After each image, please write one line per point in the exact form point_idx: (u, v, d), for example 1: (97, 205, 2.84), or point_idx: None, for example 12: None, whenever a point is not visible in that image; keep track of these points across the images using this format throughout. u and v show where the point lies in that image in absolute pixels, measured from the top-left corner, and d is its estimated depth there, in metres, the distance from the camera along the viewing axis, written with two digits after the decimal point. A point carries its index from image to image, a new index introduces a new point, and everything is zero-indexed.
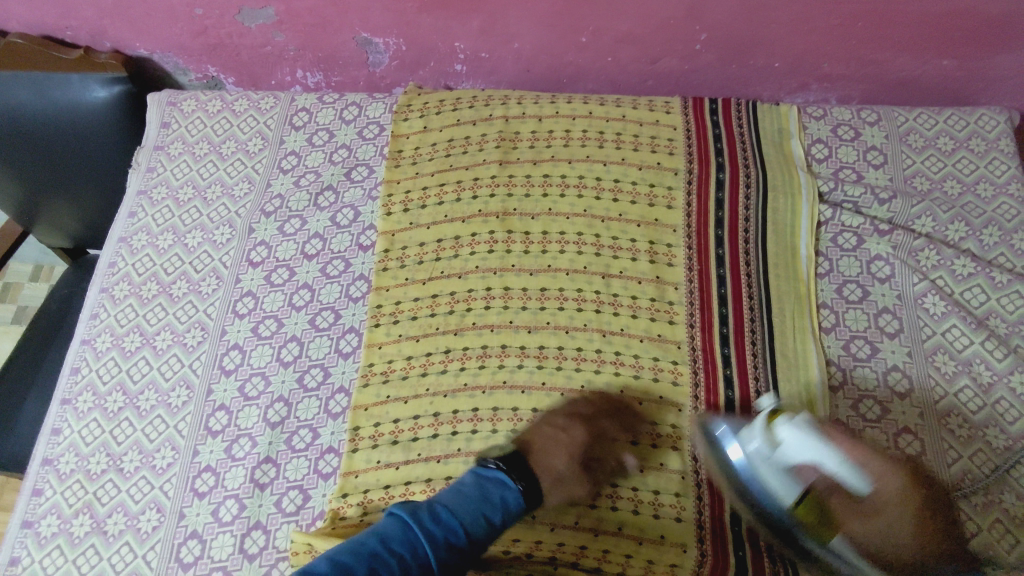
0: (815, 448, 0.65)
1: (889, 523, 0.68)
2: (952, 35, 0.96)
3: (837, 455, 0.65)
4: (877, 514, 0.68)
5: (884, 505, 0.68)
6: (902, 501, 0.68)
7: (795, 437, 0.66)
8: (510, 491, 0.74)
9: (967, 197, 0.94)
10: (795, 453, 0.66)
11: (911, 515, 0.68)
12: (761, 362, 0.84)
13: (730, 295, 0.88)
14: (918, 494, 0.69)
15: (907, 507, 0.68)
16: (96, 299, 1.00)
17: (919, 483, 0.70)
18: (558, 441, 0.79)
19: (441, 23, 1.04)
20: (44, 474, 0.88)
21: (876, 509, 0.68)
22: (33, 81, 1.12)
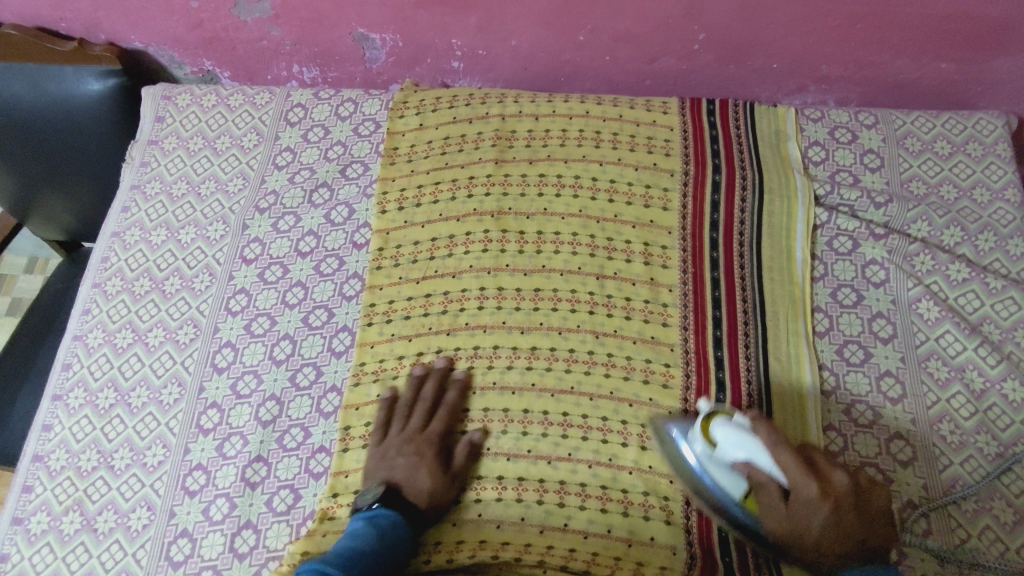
0: (748, 444, 0.71)
1: (804, 532, 0.69)
2: (950, 38, 0.95)
3: (768, 455, 0.71)
4: (795, 520, 0.70)
5: (801, 515, 0.69)
6: (818, 518, 0.68)
7: (729, 434, 0.72)
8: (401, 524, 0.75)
9: (963, 202, 0.94)
10: (730, 451, 0.72)
11: (826, 530, 0.69)
12: (753, 364, 0.84)
13: (724, 298, 0.88)
14: (839, 512, 0.69)
15: (822, 521, 0.68)
16: (89, 295, 0.99)
17: (846, 502, 0.69)
18: (415, 462, 0.79)
19: (438, 19, 1.03)
20: (34, 471, 0.88)
21: (795, 518, 0.69)
22: (27, 74, 1.11)
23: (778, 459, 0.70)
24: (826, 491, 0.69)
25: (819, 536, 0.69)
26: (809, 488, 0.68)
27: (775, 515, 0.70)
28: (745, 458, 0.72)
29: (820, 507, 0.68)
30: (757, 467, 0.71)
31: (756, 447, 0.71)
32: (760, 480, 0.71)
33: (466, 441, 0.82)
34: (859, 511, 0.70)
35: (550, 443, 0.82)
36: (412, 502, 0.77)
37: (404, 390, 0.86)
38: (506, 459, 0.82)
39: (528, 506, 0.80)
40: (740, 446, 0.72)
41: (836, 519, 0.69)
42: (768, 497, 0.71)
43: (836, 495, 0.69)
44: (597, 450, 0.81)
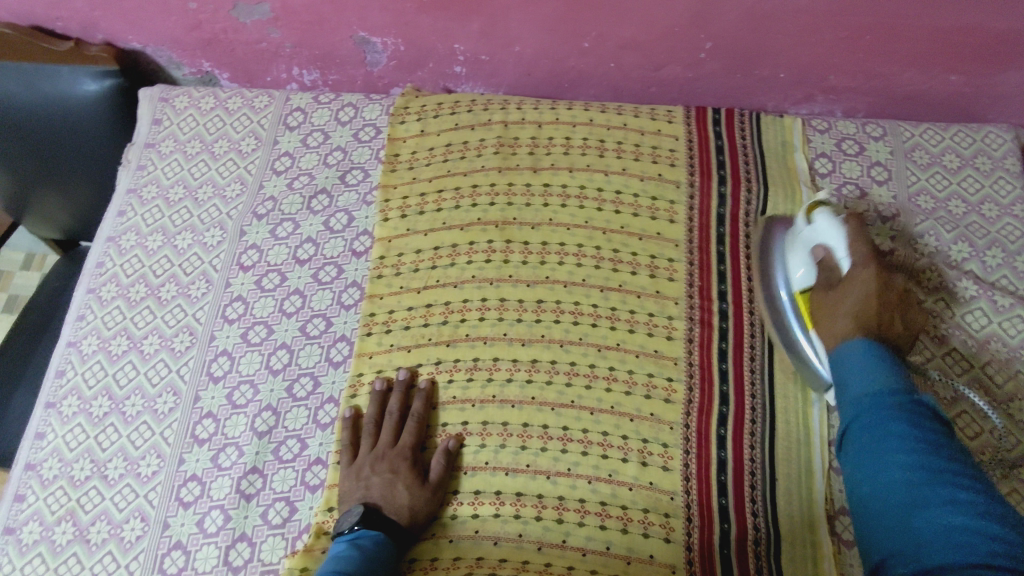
0: (835, 233, 0.81)
1: (837, 309, 0.76)
2: (960, 51, 0.94)
3: (847, 246, 0.79)
4: (836, 297, 0.77)
5: (842, 294, 0.77)
6: (857, 295, 0.75)
7: (823, 223, 0.82)
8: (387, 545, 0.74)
9: (971, 217, 0.93)
10: (817, 235, 0.83)
11: (855, 307, 0.75)
12: (757, 379, 0.84)
13: (730, 312, 0.87)
14: (877, 302, 0.74)
15: (857, 301, 0.75)
16: (84, 300, 0.98)
17: (892, 299, 0.75)
18: (392, 479, 0.79)
19: (441, 24, 1.02)
20: (26, 480, 0.87)
21: (835, 298, 0.77)
22: (22, 74, 1.09)
23: (851, 251, 0.79)
24: (878, 281, 0.75)
25: (845, 312, 0.75)
26: (864, 271, 0.76)
27: (821, 294, 0.79)
28: (826, 243, 0.81)
29: (861, 288, 0.75)
30: (833, 253, 0.80)
31: (837, 238, 0.80)
32: (826, 264, 0.80)
33: (442, 449, 0.81)
34: (895, 311, 0.74)
35: (549, 458, 0.81)
36: (393, 519, 0.77)
37: (368, 407, 0.85)
38: (504, 474, 0.81)
39: (526, 522, 0.78)
40: (826, 233, 0.81)
41: (870, 301, 0.74)
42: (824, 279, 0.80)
43: (886, 287, 0.75)
44: (597, 465, 0.80)
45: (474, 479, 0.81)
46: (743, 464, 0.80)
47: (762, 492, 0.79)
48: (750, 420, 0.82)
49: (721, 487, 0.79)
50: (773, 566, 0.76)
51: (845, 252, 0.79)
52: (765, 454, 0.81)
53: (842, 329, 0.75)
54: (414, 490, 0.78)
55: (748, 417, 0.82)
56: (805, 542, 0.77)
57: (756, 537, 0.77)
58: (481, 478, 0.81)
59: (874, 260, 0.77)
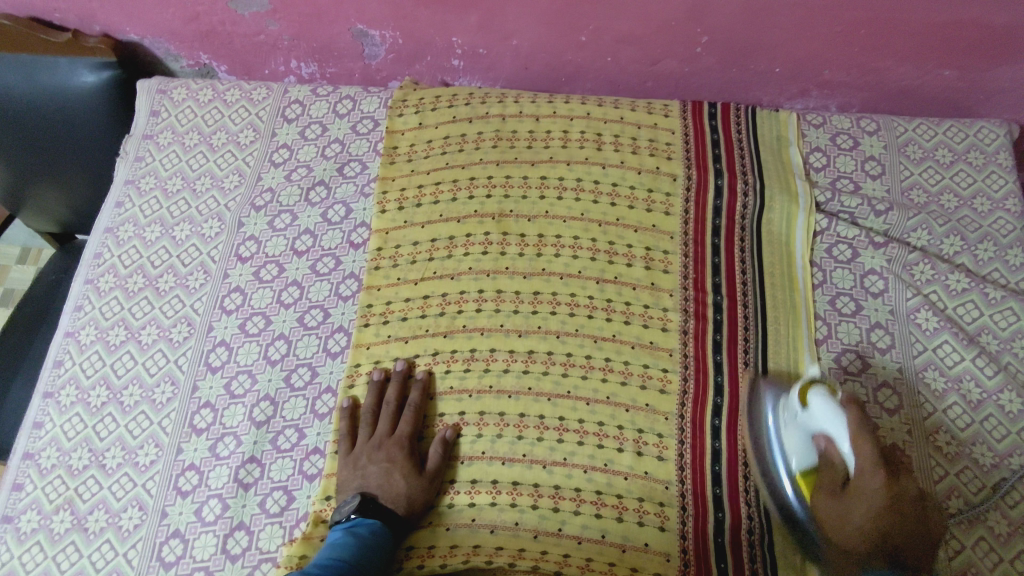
0: (837, 423, 0.72)
1: (845, 523, 0.70)
2: (953, 46, 0.95)
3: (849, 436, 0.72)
4: (845, 507, 0.71)
5: (851, 505, 0.70)
6: (865, 511, 0.69)
7: (821, 403, 0.74)
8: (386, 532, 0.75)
9: (963, 211, 0.94)
10: (817, 420, 0.74)
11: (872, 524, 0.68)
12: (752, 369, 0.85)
13: (725, 303, 0.88)
14: (889, 518, 0.68)
15: (868, 517, 0.69)
16: (81, 291, 0.98)
17: (905, 509, 0.69)
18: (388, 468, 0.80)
19: (438, 17, 1.02)
20: (24, 469, 0.87)
21: (844, 505, 0.71)
22: (23, 65, 1.09)
23: (855, 445, 0.71)
24: (888, 491, 0.69)
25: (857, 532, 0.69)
26: (873, 481, 0.69)
27: (828, 499, 0.72)
28: (824, 428, 0.73)
29: (872, 501, 0.69)
30: (835, 446, 0.73)
31: (839, 423, 0.72)
32: (831, 456, 0.73)
33: (439, 439, 0.82)
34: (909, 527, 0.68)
35: (546, 448, 0.81)
36: (390, 509, 0.77)
37: (366, 397, 0.86)
38: (501, 463, 0.81)
39: (523, 511, 0.79)
40: (827, 417, 0.73)
41: (882, 517, 0.68)
42: (830, 476, 0.73)
43: (896, 497, 0.69)
44: (592, 455, 0.81)
45: (470, 468, 0.82)
46: (737, 455, 0.81)
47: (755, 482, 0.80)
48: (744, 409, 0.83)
49: (715, 477, 0.80)
50: (767, 556, 0.77)
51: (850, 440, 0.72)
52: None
53: (858, 554, 0.69)
54: (409, 479, 0.79)
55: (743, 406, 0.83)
56: None
57: (750, 526, 0.78)
58: (477, 468, 0.81)
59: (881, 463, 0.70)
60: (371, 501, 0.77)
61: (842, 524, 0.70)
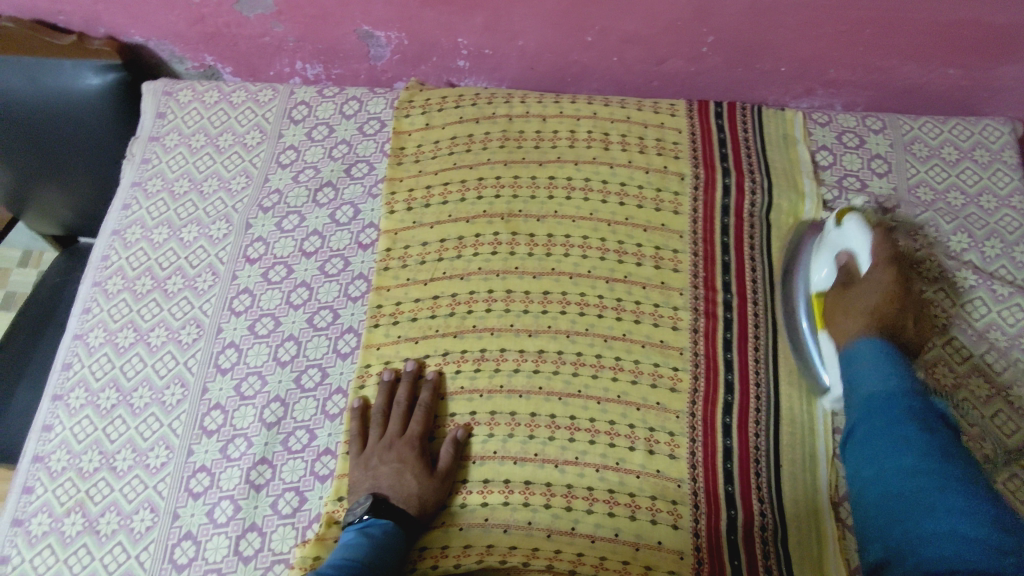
0: (860, 239, 0.84)
1: (851, 309, 0.81)
2: (957, 45, 0.95)
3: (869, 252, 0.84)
4: (851, 294, 0.82)
5: (857, 293, 0.82)
6: (871, 296, 0.81)
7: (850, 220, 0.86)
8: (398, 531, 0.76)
9: (969, 208, 0.95)
10: (842, 239, 0.86)
11: (875, 308, 0.80)
12: (762, 368, 0.85)
13: (734, 301, 0.89)
14: (888, 304, 0.80)
15: (872, 302, 0.80)
16: (89, 293, 0.98)
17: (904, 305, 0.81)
18: (400, 468, 0.79)
19: (444, 18, 1.02)
20: (34, 472, 0.87)
21: (851, 295, 0.82)
22: (26, 68, 1.09)
23: (869, 254, 0.84)
24: (891, 285, 0.82)
25: (861, 313, 0.80)
26: (878, 274, 0.82)
27: (836, 291, 0.84)
28: (846, 243, 0.85)
29: (876, 290, 0.81)
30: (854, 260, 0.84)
31: (862, 238, 0.84)
32: (847, 268, 0.85)
33: (450, 438, 0.82)
34: (902, 317, 0.80)
35: (558, 447, 0.82)
36: (402, 508, 0.77)
37: (377, 398, 0.86)
38: (513, 463, 0.81)
39: (536, 510, 0.79)
40: (852, 235, 0.85)
41: (884, 302, 0.80)
42: (842, 279, 0.84)
43: (897, 294, 0.81)
44: (604, 454, 0.81)
45: (482, 468, 0.82)
46: (748, 452, 0.81)
47: (766, 478, 0.80)
48: (755, 410, 0.83)
49: (727, 474, 0.80)
50: (780, 553, 0.77)
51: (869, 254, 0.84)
52: (769, 442, 0.82)
53: (855, 329, 0.79)
54: (421, 477, 0.79)
55: (753, 406, 0.83)
56: (812, 529, 0.78)
57: (763, 523, 0.78)
58: (489, 468, 0.82)
59: (888, 265, 0.83)
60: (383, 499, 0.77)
61: (845, 308, 0.82)
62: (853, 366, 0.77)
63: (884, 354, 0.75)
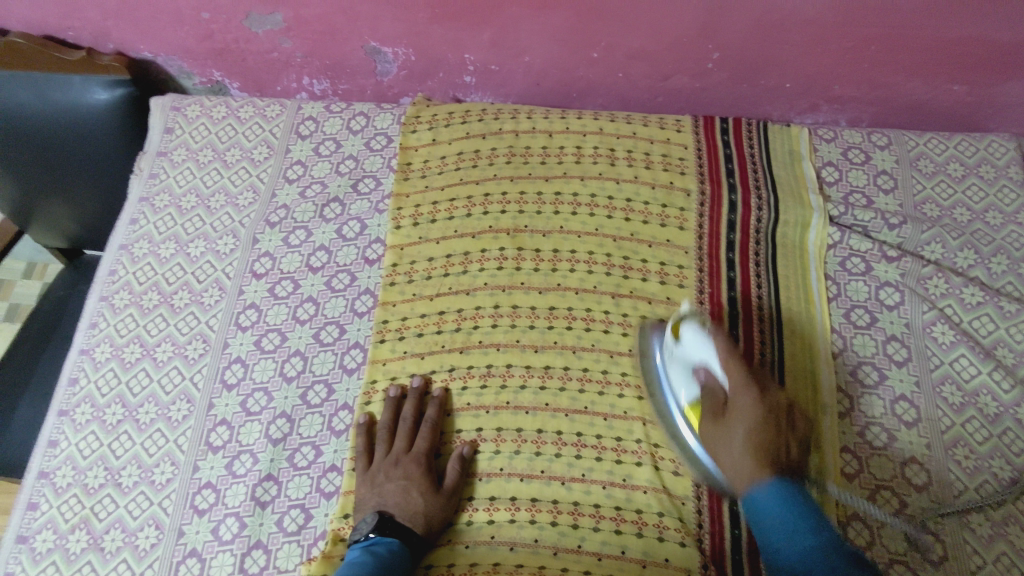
0: (703, 351, 0.75)
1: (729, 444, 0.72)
2: (962, 62, 0.96)
3: (719, 363, 0.74)
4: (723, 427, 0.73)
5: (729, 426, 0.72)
6: (744, 430, 0.71)
7: (691, 335, 0.77)
8: (403, 550, 0.74)
9: (976, 225, 0.95)
10: (692, 353, 0.77)
11: (750, 443, 0.70)
12: (768, 348, 0.86)
13: (740, 287, 0.90)
14: (766, 430, 0.70)
15: (749, 435, 0.70)
16: (96, 307, 0.98)
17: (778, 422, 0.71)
18: (406, 485, 0.79)
19: (451, 34, 1.03)
20: (39, 488, 0.87)
21: (727, 426, 0.72)
22: (34, 83, 1.08)
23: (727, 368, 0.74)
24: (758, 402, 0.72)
25: (739, 451, 0.71)
26: (747, 395, 0.72)
27: (711, 426, 0.74)
28: (698, 358, 0.76)
29: (748, 418, 0.71)
30: (710, 373, 0.75)
31: (710, 351, 0.75)
32: (708, 385, 0.75)
33: (456, 455, 0.82)
34: (785, 433, 0.71)
35: (564, 464, 0.81)
36: (408, 526, 0.77)
37: (382, 414, 0.85)
38: (519, 480, 0.81)
39: (542, 528, 0.78)
40: (696, 348, 0.76)
41: (759, 433, 0.70)
42: (712, 402, 0.75)
43: (767, 406, 0.72)
44: (611, 470, 0.81)
45: (488, 485, 0.81)
46: None
47: None
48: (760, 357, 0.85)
49: None
50: None
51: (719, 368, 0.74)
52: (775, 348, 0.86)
53: (747, 470, 0.70)
54: (426, 494, 0.79)
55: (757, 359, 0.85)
56: None
57: None
58: (496, 485, 0.81)
59: (750, 376, 0.73)
60: (390, 520, 0.76)
61: (726, 445, 0.72)
62: (757, 520, 0.68)
63: (784, 494, 0.67)
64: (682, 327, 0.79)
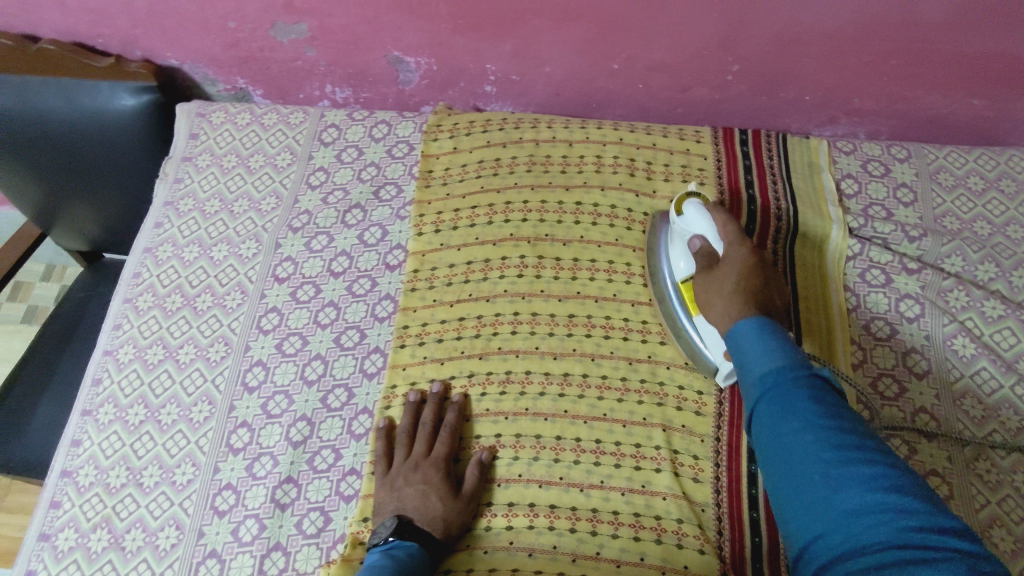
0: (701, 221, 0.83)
1: (715, 288, 0.75)
2: (982, 76, 0.96)
3: (714, 228, 0.81)
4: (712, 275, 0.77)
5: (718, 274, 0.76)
6: (731, 272, 0.75)
7: (692, 210, 0.85)
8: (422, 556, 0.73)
9: (997, 238, 0.95)
10: (693, 225, 0.84)
11: (737, 283, 0.73)
12: (780, 245, 0.94)
13: (758, 198, 0.96)
14: (751, 275, 0.74)
15: (736, 277, 0.74)
16: (120, 309, 0.99)
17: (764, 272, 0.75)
18: (425, 490, 0.79)
19: (473, 45, 1.04)
20: (62, 487, 0.87)
21: (716, 275, 0.76)
22: (63, 88, 1.11)
23: (723, 234, 0.80)
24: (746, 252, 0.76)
25: (723, 292, 0.73)
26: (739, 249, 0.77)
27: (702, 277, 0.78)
28: (699, 232, 0.83)
29: (737, 265, 0.75)
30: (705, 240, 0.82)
31: (708, 221, 0.82)
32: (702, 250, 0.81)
33: (475, 460, 0.82)
34: (771, 283, 0.74)
35: (583, 471, 0.81)
36: (427, 530, 0.76)
37: (402, 419, 0.86)
38: (537, 487, 0.81)
39: (561, 534, 0.78)
40: (696, 221, 0.84)
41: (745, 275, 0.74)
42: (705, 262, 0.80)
43: (757, 257, 0.76)
44: (630, 477, 0.81)
45: (507, 491, 0.81)
46: None
47: None
48: (772, 251, 0.94)
49: (752, 500, 0.79)
50: None
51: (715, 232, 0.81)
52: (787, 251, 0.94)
53: (728, 307, 0.72)
54: (445, 499, 0.78)
55: (770, 248, 0.94)
56: None
57: None
58: (515, 491, 0.81)
59: (743, 237, 0.78)
60: (410, 525, 0.75)
61: (715, 290, 0.74)
62: (736, 346, 0.66)
63: (765, 325, 0.65)
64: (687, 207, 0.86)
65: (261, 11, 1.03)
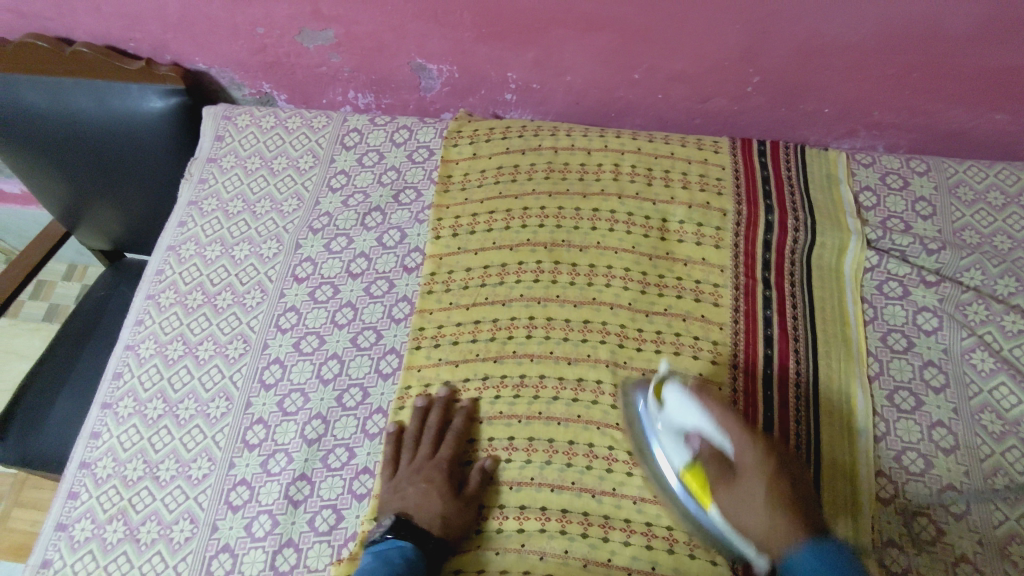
0: (693, 411, 0.74)
1: (749, 507, 0.68)
2: (1005, 91, 0.96)
3: (712, 421, 0.73)
4: (738, 493, 0.69)
5: (745, 487, 0.69)
6: (759, 492, 0.68)
7: (673, 397, 0.75)
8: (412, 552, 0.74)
9: (1017, 253, 0.94)
10: (677, 416, 0.75)
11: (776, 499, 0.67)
12: (804, 434, 0.82)
13: (776, 359, 0.86)
14: (781, 487, 0.68)
15: (769, 495, 0.67)
16: (142, 305, 1.01)
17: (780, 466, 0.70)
18: (427, 489, 0.80)
19: (495, 53, 1.06)
20: (80, 478, 0.89)
21: (744, 492, 0.69)
22: (96, 90, 1.14)
23: (726, 428, 0.72)
24: (761, 461, 0.70)
25: (765, 512, 0.66)
26: (752, 449, 0.70)
27: (725, 489, 0.70)
28: (688, 424, 0.74)
29: (761, 471, 0.69)
30: (706, 436, 0.73)
31: (701, 414, 0.73)
32: (708, 450, 0.73)
33: (478, 466, 0.83)
34: (795, 481, 0.70)
35: (594, 476, 0.81)
36: (425, 529, 0.77)
37: (409, 422, 0.87)
38: (549, 490, 0.81)
39: (572, 539, 0.78)
40: (684, 411, 0.74)
41: (776, 485, 0.68)
42: (717, 467, 0.72)
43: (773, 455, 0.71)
44: (642, 485, 0.81)
45: (519, 494, 0.81)
46: None
47: None
48: (794, 447, 0.81)
49: None
50: None
51: (716, 431, 0.72)
52: (802, 274, 0.93)
53: (779, 531, 0.65)
54: (446, 500, 0.79)
55: (792, 445, 0.81)
56: None
57: None
58: (526, 494, 0.81)
59: (750, 432, 0.72)
60: (406, 522, 0.77)
61: (750, 507, 0.68)
62: None
63: (820, 555, 0.61)
64: (663, 390, 0.77)
65: (289, 17, 1.05)
